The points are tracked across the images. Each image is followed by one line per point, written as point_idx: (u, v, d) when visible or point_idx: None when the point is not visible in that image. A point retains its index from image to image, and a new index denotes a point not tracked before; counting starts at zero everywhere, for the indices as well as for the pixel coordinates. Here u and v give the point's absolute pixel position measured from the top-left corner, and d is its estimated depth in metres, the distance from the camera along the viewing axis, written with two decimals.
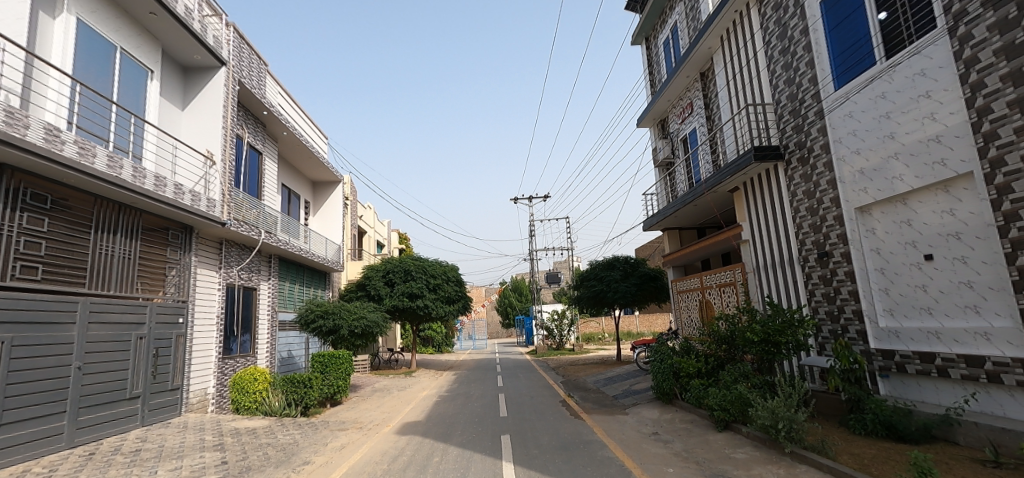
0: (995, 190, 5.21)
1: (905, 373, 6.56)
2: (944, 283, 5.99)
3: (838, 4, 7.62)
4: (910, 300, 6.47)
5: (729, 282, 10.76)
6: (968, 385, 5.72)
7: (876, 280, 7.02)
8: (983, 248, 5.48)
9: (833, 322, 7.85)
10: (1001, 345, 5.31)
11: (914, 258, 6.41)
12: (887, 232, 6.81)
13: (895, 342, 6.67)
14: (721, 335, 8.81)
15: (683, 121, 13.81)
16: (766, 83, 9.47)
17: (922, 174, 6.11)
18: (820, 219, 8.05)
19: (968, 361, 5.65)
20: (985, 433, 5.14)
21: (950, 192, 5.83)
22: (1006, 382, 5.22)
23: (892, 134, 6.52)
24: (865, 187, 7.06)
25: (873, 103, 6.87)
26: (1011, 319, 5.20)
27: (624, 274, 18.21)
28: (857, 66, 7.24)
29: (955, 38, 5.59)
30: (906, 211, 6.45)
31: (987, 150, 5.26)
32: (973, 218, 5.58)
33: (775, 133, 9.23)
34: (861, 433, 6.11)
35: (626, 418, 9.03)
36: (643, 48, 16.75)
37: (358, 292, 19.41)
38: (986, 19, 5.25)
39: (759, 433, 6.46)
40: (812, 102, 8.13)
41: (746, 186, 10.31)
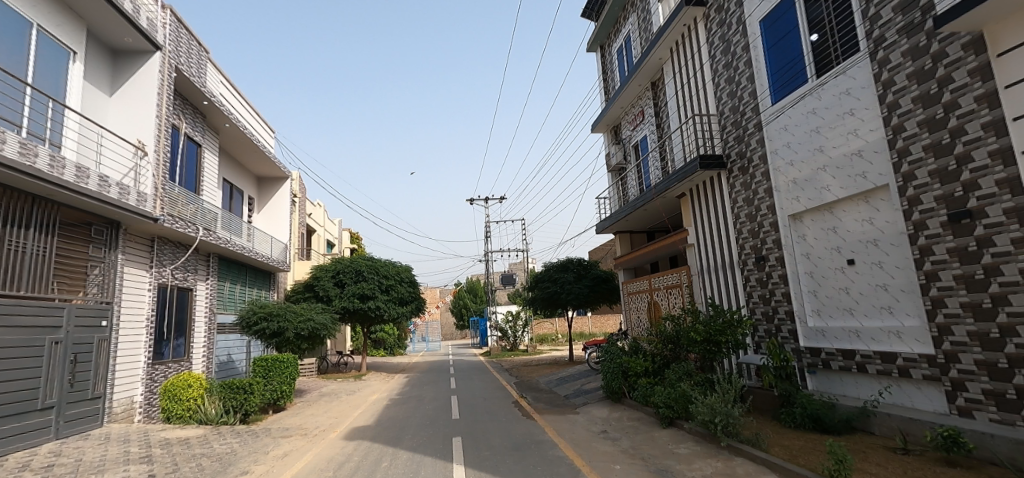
0: (907, 201, 5.70)
1: (830, 369, 7.08)
2: (864, 286, 6.50)
3: (776, 24, 8.10)
4: (835, 301, 6.98)
5: (676, 284, 11.22)
6: (882, 379, 6.27)
7: (806, 282, 7.53)
8: (897, 254, 5.98)
9: (769, 322, 8.35)
10: (910, 343, 5.82)
11: (838, 263, 6.92)
12: (817, 238, 7.31)
13: (821, 340, 7.19)
14: (667, 335, 9.15)
15: (635, 128, 14.25)
16: (711, 95, 9.95)
17: (846, 185, 6.61)
18: (758, 226, 8.54)
19: (883, 357, 6.18)
20: (896, 423, 5.62)
21: (870, 202, 6.35)
22: (914, 376, 5.74)
23: (822, 147, 7.01)
24: (798, 195, 7.55)
25: (805, 118, 7.36)
26: (918, 319, 5.71)
27: (578, 275, 18.56)
28: (792, 82, 7.73)
29: (875, 62, 6.09)
30: (833, 219, 6.97)
31: (901, 165, 5.75)
32: (888, 226, 6.08)
33: (719, 142, 9.70)
34: (791, 425, 6.52)
35: (576, 417, 9.19)
36: (598, 56, 17.21)
37: (306, 293, 18.71)
38: (900, 45, 5.73)
39: (700, 428, 6.77)
40: (753, 114, 8.61)
41: (692, 192, 10.79)
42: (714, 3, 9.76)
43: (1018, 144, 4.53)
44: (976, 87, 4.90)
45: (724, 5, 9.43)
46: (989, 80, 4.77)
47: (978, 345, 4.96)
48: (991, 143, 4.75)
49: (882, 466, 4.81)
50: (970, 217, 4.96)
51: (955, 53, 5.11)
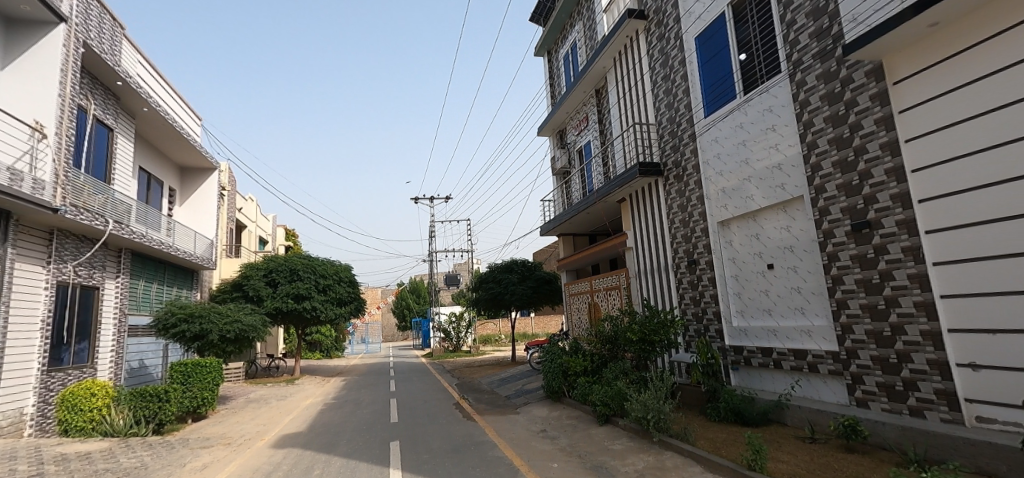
0: (818, 212, 6.23)
1: (751, 365, 7.61)
2: (781, 289, 7.03)
3: (709, 41, 8.59)
4: (756, 303, 7.50)
5: (615, 286, 11.59)
6: (795, 374, 6.81)
7: (732, 285, 8.03)
8: (809, 260, 6.52)
9: (698, 322, 8.84)
10: (819, 341, 6.35)
11: (760, 267, 7.43)
12: (742, 244, 7.82)
13: (744, 339, 7.70)
14: (605, 335, 9.44)
15: (579, 133, 14.60)
16: (651, 105, 10.39)
17: (767, 195, 7.12)
18: (691, 231, 9.01)
19: (795, 354, 6.71)
20: (806, 414, 6.12)
21: (788, 212, 6.88)
22: (822, 371, 6.28)
23: (747, 160, 7.51)
24: (726, 203, 8.04)
25: (733, 131, 7.86)
26: (826, 319, 6.25)
27: (521, 276, 18.72)
28: (722, 97, 8.21)
29: (794, 83, 6.61)
30: (756, 226, 7.48)
31: (813, 179, 6.28)
32: (802, 234, 6.62)
33: (657, 151, 10.13)
34: (716, 419, 6.93)
35: (517, 417, 9.27)
36: (546, 61, 17.50)
37: (234, 293, 17.57)
38: (815, 69, 6.26)
39: (633, 424, 7.04)
40: (688, 125, 9.08)
41: (631, 198, 11.21)
42: (654, 18, 10.19)
43: (907, 163, 5.09)
44: (875, 111, 5.45)
45: (663, 20, 9.87)
46: (886, 105, 5.32)
47: (874, 342, 5.51)
48: (887, 162, 5.30)
49: (793, 454, 5.22)
50: (869, 227, 5.51)
51: (859, 79, 5.65)
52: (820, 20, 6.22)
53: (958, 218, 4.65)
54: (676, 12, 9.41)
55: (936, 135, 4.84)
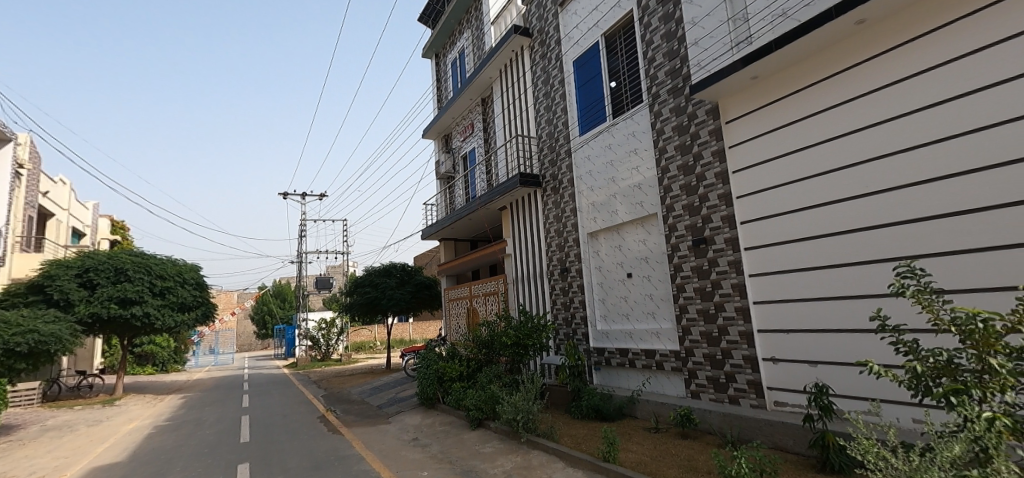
0: (667, 228, 7.07)
1: (611, 365, 8.35)
2: (637, 295, 7.81)
3: (584, 66, 9.28)
4: (617, 308, 8.24)
5: (493, 292, 11.85)
6: (645, 372, 7.62)
7: (597, 292, 8.73)
8: (660, 270, 7.35)
9: (568, 327, 9.44)
10: (665, 342, 7.18)
11: (620, 275, 8.19)
12: (606, 254, 8.55)
13: (606, 341, 8.42)
14: (482, 340, 9.58)
15: (464, 139, 14.71)
16: (532, 119, 10.90)
17: (629, 211, 7.89)
18: (564, 241, 9.60)
19: (646, 354, 7.51)
20: (652, 407, 6.88)
21: (645, 227, 7.69)
22: (666, 368, 7.12)
23: (614, 178, 8.26)
24: (595, 216, 8.72)
25: (603, 151, 8.58)
26: (671, 323, 7.10)
27: (400, 281, 18.16)
28: (595, 118, 8.92)
29: (652, 113, 7.45)
30: (619, 238, 8.24)
31: (665, 199, 7.12)
32: (656, 246, 7.45)
33: (536, 163, 10.64)
34: (578, 417, 7.44)
35: (388, 427, 8.93)
36: (433, 63, 17.38)
37: (33, 296, 14.30)
38: (668, 103, 7.14)
39: (504, 427, 7.24)
40: (565, 142, 9.70)
41: (512, 206, 11.58)
42: (538, 37, 10.73)
43: (735, 190, 6.06)
44: (712, 144, 6.38)
45: (545, 39, 10.44)
46: (721, 140, 6.28)
47: (706, 342, 6.40)
48: (719, 189, 6.25)
49: (640, 443, 5.83)
50: (705, 243, 6.41)
51: (701, 115, 6.57)
52: (673, 61, 7.11)
53: (769, 238, 5.66)
54: (558, 34, 10.02)
55: (756, 168, 5.84)
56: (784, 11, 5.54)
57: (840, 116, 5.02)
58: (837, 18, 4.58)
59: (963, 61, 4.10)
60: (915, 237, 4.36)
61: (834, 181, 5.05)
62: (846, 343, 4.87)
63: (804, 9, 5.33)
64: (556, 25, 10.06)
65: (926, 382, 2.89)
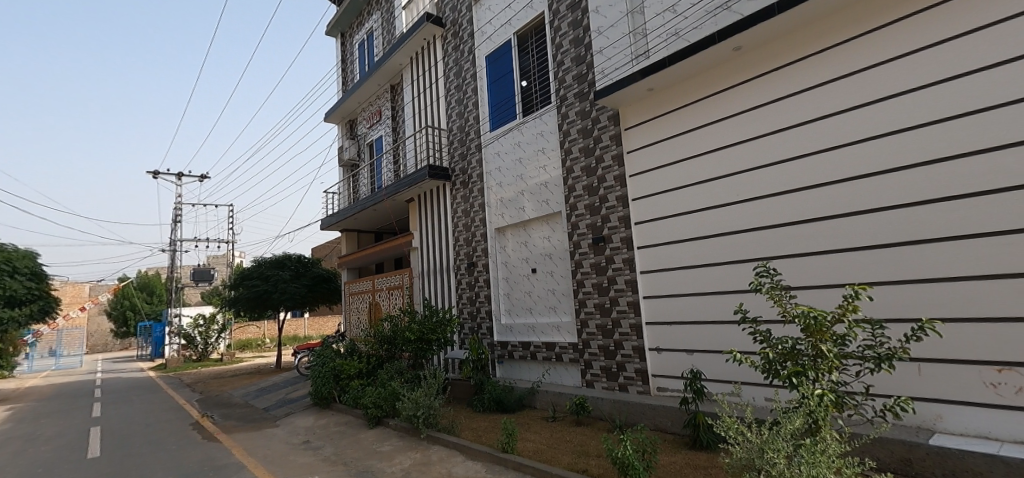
0: (570, 226, 7.38)
1: (513, 358, 8.55)
2: (540, 290, 8.06)
3: (497, 63, 9.32)
4: (521, 303, 8.45)
5: (397, 286, 11.51)
6: (545, 364, 7.90)
7: (503, 287, 8.87)
8: (563, 266, 7.66)
9: (473, 321, 9.49)
10: (565, 335, 7.51)
11: (525, 271, 8.39)
12: (513, 250, 8.71)
13: (509, 335, 8.60)
14: (384, 335, 9.26)
15: (371, 126, 14.08)
16: (443, 111, 10.73)
17: (535, 208, 8.12)
18: (472, 235, 9.60)
19: (547, 346, 7.78)
20: (550, 398, 7.17)
21: (550, 224, 7.96)
22: (565, 360, 7.45)
23: (522, 175, 8.43)
24: (503, 212, 8.83)
25: (512, 148, 8.71)
26: (571, 317, 7.43)
27: (294, 273, 16.93)
28: (505, 115, 9.02)
29: (559, 114, 7.71)
30: (525, 235, 8.43)
31: (569, 198, 7.41)
32: (559, 244, 7.74)
33: (446, 156, 10.51)
34: (479, 410, 7.51)
35: (275, 431, 8.30)
36: (338, 43, 16.39)
37: None
38: (575, 106, 7.43)
39: (404, 424, 7.08)
40: (475, 136, 9.69)
41: (419, 199, 11.33)
42: (451, 28, 10.58)
43: (631, 193, 6.49)
44: (613, 149, 6.77)
45: (458, 31, 10.32)
46: (620, 145, 6.68)
47: (601, 334, 6.80)
48: (618, 191, 6.65)
49: (538, 433, 6.03)
50: (604, 241, 6.79)
51: (604, 121, 6.93)
52: (580, 67, 7.41)
53: (659, 238, 6.15)
54: (471, 28, 9.96)
55: (650, 173, 6.30)
56: (677, 31, 6.02)
57: (720, 130, 5.58)
58: (720, 42, 5.09)
59: (816, 90, 4.77)
60: (777, 241, 5.00)
61: (713, 189, 5.62)
62: (717, 333, 5.47)
63: (694, 30, 5.83)
64: (469, 18, 9.99)
65: (775, 366, 3.35)
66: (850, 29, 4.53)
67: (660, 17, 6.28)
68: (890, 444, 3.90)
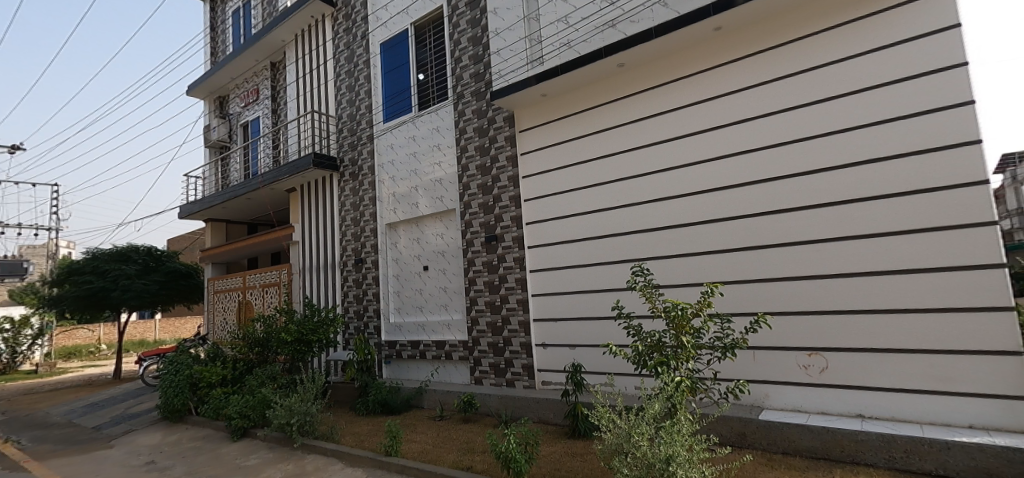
0: (464, 224, 7.33)
1: (401, 357, 8.28)
2: (432, 287, 7.90)
3: (392, 52, 8.95)
4: (411, 301, 8.21)
5: (273, 283, 10.51)
6: (435, 362, 7.76)
7: (393, 284, 8.55)
8: (455, 264, 7.59)
9: (359, 320, 9.00)
10: (455, 333, 7.45)
11: (417, 268, 8.17)
12: (405, 246, 8.43)
13: (398, 334, 8.31)
14: (255, 337, 8.37)
15: (246, 106, 12.68)
16: (332, 96, 10.02)
17: (429, 204, 7.95)
18: (360, 230, 9.09)
19: (437, 345, 7.65)
20: (438, 397, 7.06)
21: (443, 221, 7.85)
22: (455, 358, 7.39)
23: (416, 170, 8.20)
24: (395, 207, 8.51)
25: (406, 142, 8.43)
26: (462, 314, 7.40)
27: (142, 268, 14.60)
28: (400, 107, 8.70)
29: (456, 111, 7.62)
30: (418, 231, 8.21)
31: (464, 196, 7.36)
32: (453, 241, 7.66)
33: (334, 144, 9.84)
34: (363, 413, 7.14)
35: (110, 453, 7.06)
36: (207, 9, 14.50)
37: None
38: (471, 104, 7.41)
39: (275, 434, 6.46)
40: (367, 126, 9.20)
41: (302, 189, 10.46)
42: (342, 9, 9.92)
43: (524, 194, 6.65)
44: (508, 150, 6.88)
45: (351, 13, 9.72)
46: (514, 146, 6.81)
47: (490, 332, 6.87)
48: (511, 191, 6.77)
49: (425, 433, 5.89)
50: (496, 239, 6.86)
51: (499, 122, 7.01)
52: (477, 65, 7.40)
53: (548, 238, 6.38)
54: (364, 11, 9.45)
55: (542, 175, 6.52)
56: (568, 41, 6.28)
57: (606, 138, 5.96)
58: (607, 57, 5.42)
59: (687, 109, 5.31)
60: (651, 243, 5.48)
61: (599, 194, 5.98)
62: (597, 328, 5.84)
63: (584, 43, 6.13)
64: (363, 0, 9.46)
65: (644, 357, 3.67)
66: (715, 58, 5.12)
67: (554, 26, 6.50)
68: (730, 422, 4.47)
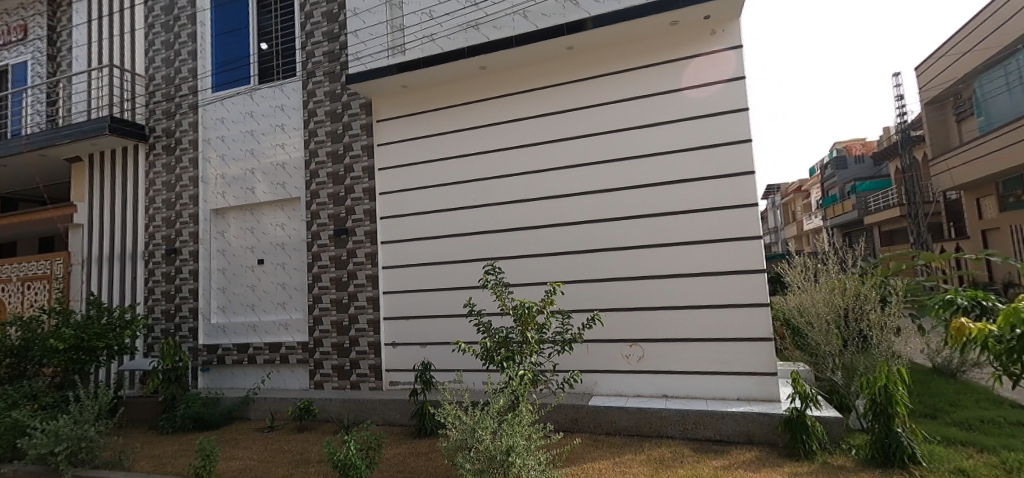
0: (309, 214, 6.70)
1: (223, 364, 7.18)
2: (267, 283, 7.05)
3: (228, 13, 7.76)
4: (240, 298, 7.22)
5: (39, 276, 8.23)
6: (266, 367, 6.92)
7: (216, 279, 7.39)
8: (297, 258, 6.89)
9: (167, 322, 7.55)
10: (294, 334, 6.75)
11: (249, 262, 7.21)
12: (235, 236, 7.38)
13: (221, 336, 7.21)
14: (7, 346, 6.43)
15: (5, 45, 9.73)
16: (140, 51, 8.27)
17: (268, 190, 7.08)
18: (175, 215, 7.65)
19: (270, 348, 6.83)
20: (268, 405, 6.32)
21: (285, 211, 7.07)
22: (291, 361, 6.69)
23: (252, 150, 7.23)
24: (223, 191, 7.39)
25: (241, 117, 7.38)
26: (303, 314, 6.75)
27: None
28: (235, 77, 7.60)
29: (305, 91, 6.93)
30: (252, 220, 7.26)
31: (310, 184, 6.73)
32: (295, 233, 6.95)
33: (141, 110, 8.13)
34: (167, 432, 6.01)
35: None
36: None
37: None
38: (324, 85, 6.81)
39: (33, 467, 5.05)
40: (188, 93, 7.79)
41: (91, 160, 8.41)
42: None
43: (379, 186, 6.35)
44: (363, 139, 6.49)
45: None
46: (370, 136, 6.46)
47: (335, 332, 6.39)
48: (365, 182, 6.40)
49: (249, 448, 5.21)
50: (346, 233, 6.42)
51: (355, 108, 6.57)
52: (332, 44, 6.84)
53: (403, 234, 6.21)
54: None
55: (399, 169, 6.31)
56: (431, 35, 6.19)
57: (466, 138, 6.02)
58: (469, 58, 5.49)
59: (542, 119, 5.68)
60: (504, 243, 5.71)
61: (458, 192, 6.01)
62: (448, 325, 5.87)
63: (446, 39, 6.10)
64: None
65: (491, 352, 3.81)
66: (567, 75, 5.57)
67: (416, 17, 6.35)
68: (566, 409, 4.88)
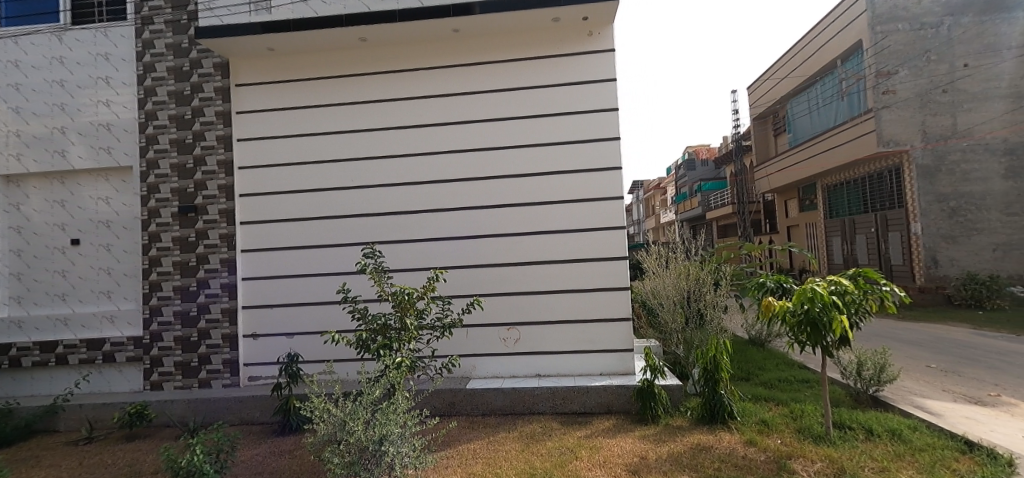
0: (145, 188, 5.68)
1: (18, 367, 5.76)
2: (85, 268, 5.83)
3: None
4: (44, 286, 5.88)
5: None
6: (83, 368, 5.74)
7: (8, 263, 5.90)
8: (127, 238, 5.80)
9: None
10: (123, 328, 5.70)
11: (59, 242, 5.90)
12: (36, 210, 5.95)
13: (15, 334, 5.79)
14: None
15: None
16: None
17: (85, 156, 5.82)
18: None
19: (89, 345, 5.68)
20: (86, 413, 5.28)
21: (111, 181, 5.89)
22: (118, 360, 5.64)
23: (63, 105, 5.87)
24: (18, 153, 5.89)
25: (46, 63, 5.94)
26: (135, 304, 5.72)
27: None
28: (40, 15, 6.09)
29: (140, 40, 5.80)
30: (63, 191, 5.93)
31: (146, 151, 5.70)
32: (125, 209, 5.83)
33: None
34: None
35: None
36: None
37: None
38: (165, 36, 5.76)
39: None
40: None
41: None
42: None
43: (237, 160, 5.62)
44: (217, 104, 5.65)
45: None
46: (226, 101, 5.65)
47: (179, 324, 5.55)
48: (219, 153, 5.60)
49: (57, 466, 4.30)
50: (194, 211, 5.57)
51: (206, 67, 5.69)
52: None
53: (266, 214, 5.60)
54: None
55: (262, 142, 5.65)
56: None
57: (343, 113, 5.61)
58: (346, 26, 5.09)
59: (425, 100, 5.52)
60: (383, 227, 5.47)
61: (332, 171, 5.58)
62: (318, 313, 5.48)
63: None
64: None
65: (367, 341, 3.64)
66: (453, 58, 5.49)
67: None
68: (443, 394, 4.87)
